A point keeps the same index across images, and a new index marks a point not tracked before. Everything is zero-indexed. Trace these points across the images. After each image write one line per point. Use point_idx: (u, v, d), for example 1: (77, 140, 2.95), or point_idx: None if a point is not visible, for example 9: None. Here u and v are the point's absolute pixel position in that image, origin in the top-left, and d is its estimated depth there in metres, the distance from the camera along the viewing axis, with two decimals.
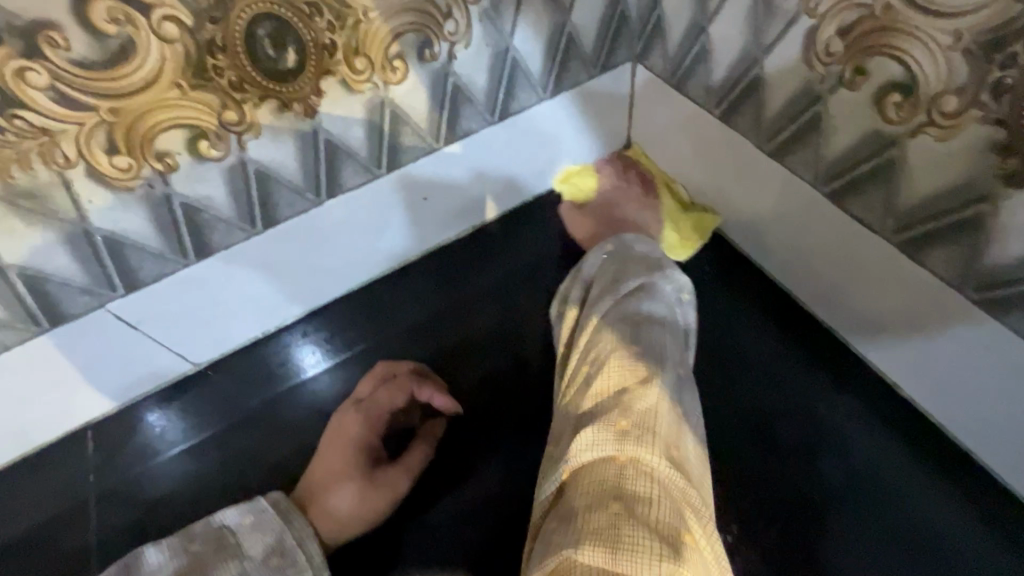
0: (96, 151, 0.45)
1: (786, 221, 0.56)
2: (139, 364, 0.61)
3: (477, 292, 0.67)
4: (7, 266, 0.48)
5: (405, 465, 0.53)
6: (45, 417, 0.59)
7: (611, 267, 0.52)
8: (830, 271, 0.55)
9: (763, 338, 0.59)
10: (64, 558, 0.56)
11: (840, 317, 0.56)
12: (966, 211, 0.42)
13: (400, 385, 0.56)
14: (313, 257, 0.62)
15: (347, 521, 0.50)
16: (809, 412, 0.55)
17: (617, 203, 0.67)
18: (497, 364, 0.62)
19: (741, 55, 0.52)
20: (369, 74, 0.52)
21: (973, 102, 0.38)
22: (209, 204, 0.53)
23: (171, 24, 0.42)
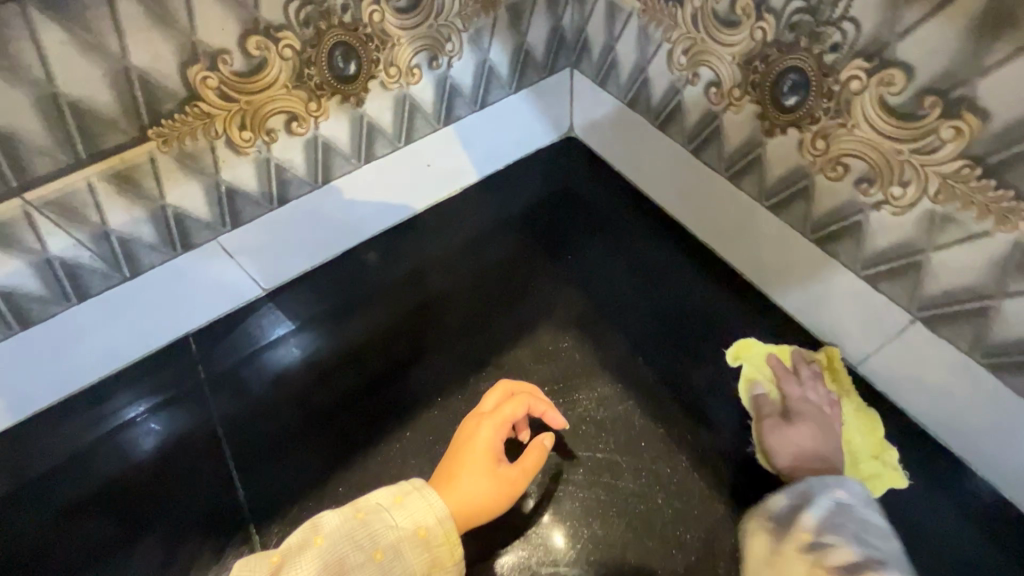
0: (233, 130, 0.71)
1: (677, 178, 0.86)
2: (214, 291, 0.81)
3: (452, 239, 0.90)
4: (167, 206, 0.73)
5: (521, 465, 0.65)
6: (156, 328, 0.79)
7: (844, 522, 0.58)
8: (716, 217, 0.82)
9: (682, 268, 0.84)
10: (178, 434, 0.74)
11: (735, 255, 0.82)
12: (753, 153, 0.73)
13: (519, 399, 0.69)
14: (324, 217, 0.86)
15: (470, 504, 0.63)
16: (687, 292, 0.82)
17: (820, 427, 0.68)
18: (478, 278, 0.86)
19: (636, 64, 0.83)
20: (398, 78, 0.80)
21: (745, 92, 0.69)
22: (292, 165, 0.80)
23: (288, 49, 0.68)
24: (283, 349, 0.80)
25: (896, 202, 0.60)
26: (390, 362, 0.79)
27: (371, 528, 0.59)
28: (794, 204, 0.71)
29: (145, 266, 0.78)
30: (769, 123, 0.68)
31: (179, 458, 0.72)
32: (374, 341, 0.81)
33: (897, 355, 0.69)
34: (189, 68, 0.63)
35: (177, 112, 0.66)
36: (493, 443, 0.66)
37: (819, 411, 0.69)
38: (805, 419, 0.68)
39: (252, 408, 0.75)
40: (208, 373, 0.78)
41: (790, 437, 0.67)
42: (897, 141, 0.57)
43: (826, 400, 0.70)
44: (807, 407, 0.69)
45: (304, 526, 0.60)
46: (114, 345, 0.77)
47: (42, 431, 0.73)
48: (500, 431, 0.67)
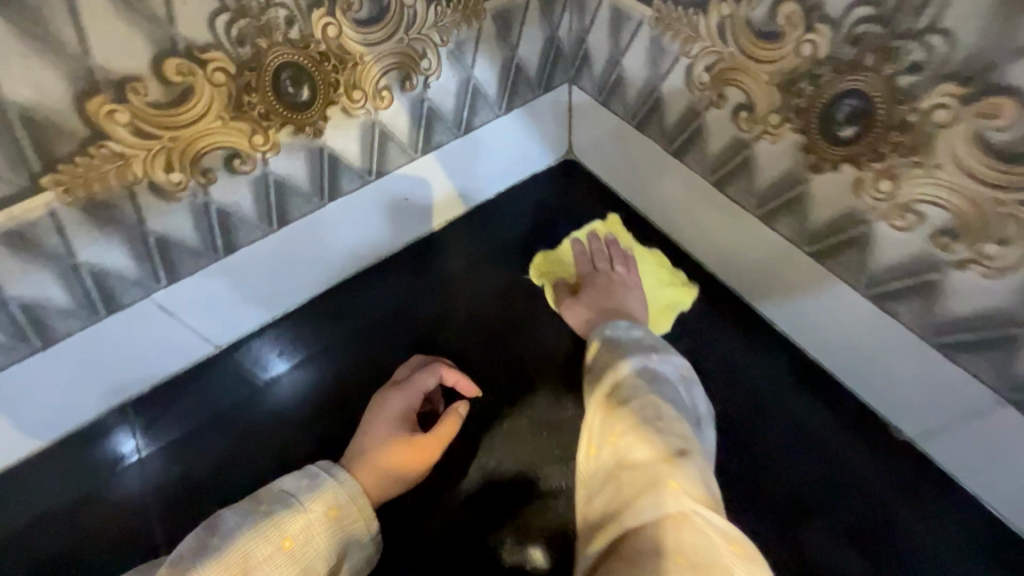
0: (158, 172, 0.58)
1: (694, 213, 0.74)
2: (167, 351, 0.73)
3: (447, 276, 0.83)
4: (80, 263, 0.60)
5: (434, 434, 0.66)
6: (93, 396, 0.71)
7: (609, 349, 0.62)
8: (744, 262, 0.71)
9: (706, 319, 0.74)
10: (122, 509, 0.68)
11: (767, 303, 0.71)
12: (793, 191, 0.60)
13: (430, 370, 0.71)
14: (295, 260, 0.76)
15: (383, 476, 0.64)
16: (723, 352, 0.71)
17: (612, 290, 0.73)
18: (477, 322, 0.79)
19: (646, 81, 0.70)
20: (363, 102, 0.67)
21: (786, 118, 0.56)
22: (238, 208, 0.67)
23: (220, 72, 0.55)
24: (253, 413, 0.74)
25: (988, 262, 0.48)
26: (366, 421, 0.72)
27: (275, 517, 0.57)
28: (846, 254, 0.59)
29: (60, 334, 0.64)
30: (817, 157, 0.55)
31: (119, 539, 0.66)
32: (356, 405, 0.74)
33: (972, 435, 0.58)
34: (89, 101, 0.50)
35: (77, 154, 0.52)
36: (402, 412, 0.68)
37: (601, 270, 0.76)
38: (595, 288, 0.74)
39: (215, 474, 0.70)
40: (169, 441, 0.72)
41: (579, 303, 0.73)
42: (997, 188, 0.44)
43: (613, 258, 0.77)
44: (595, 279, 0.75)
45: (204, 524, 0.58)
46: (46, 418, 0.69)
47: None
48: (412, 402, 0.69)
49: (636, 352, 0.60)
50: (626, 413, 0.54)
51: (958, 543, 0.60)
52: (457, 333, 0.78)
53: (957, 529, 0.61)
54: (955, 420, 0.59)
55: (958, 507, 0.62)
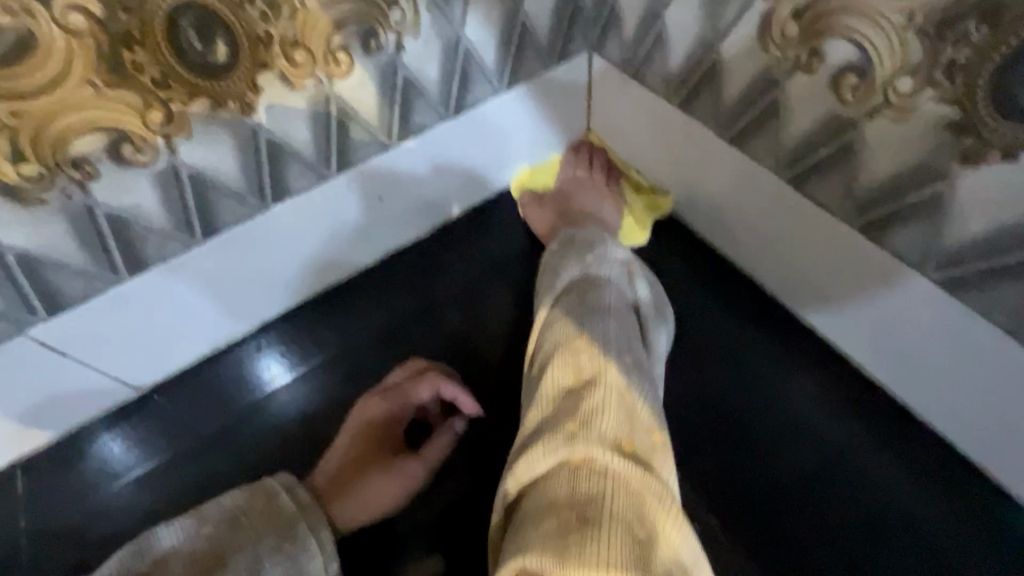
0: (1, 160, 0.40)
1: (761, 221, 0.55)
2: (76, 395, 0.57)
3: (439, 294, 0.65)
4: None
5: (425, 459, 0.53)
6: None
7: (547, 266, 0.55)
8: (836, 291, 0.52)
9: (774, 363, 0.55)
10: None
11: (861, 346, 0.52)
12: (923, 192, 0.41)
13: (426, 380, 0.55)
14: (238, 279, 0.58)
15: (355, 515, 0.50)
16: (800, 408, 0.53)
17: (578, 191, 0.65)
18: (475, 357, 0.60)
19: (698, 41, 0.52)
20: (310, 68, 0.49)
21: (927, 82, 0.37)
22: (140, 213, 0.49)
23: (79, 14, 0.38)
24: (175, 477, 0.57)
25: None
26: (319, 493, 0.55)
27: None
28: (1002, 283, 0.41)
29: None
30: (974, 141, 0.37)
31: None
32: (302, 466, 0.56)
33: None
34: None
35: None
36: None
37: (578, 175, 0.67)
38: (566, 194, 0.64)
39: None
40: (61, 521, 0.55)
41: (543, 205, 0.65)
42: None
43: (594, 165, 0.67)
44: (568, 185, 0.65)
45: None
46: None
47: None
48: None
49: (568, 267, 0.52)
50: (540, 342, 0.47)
51: None
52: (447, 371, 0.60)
53: None
54: None
55: None
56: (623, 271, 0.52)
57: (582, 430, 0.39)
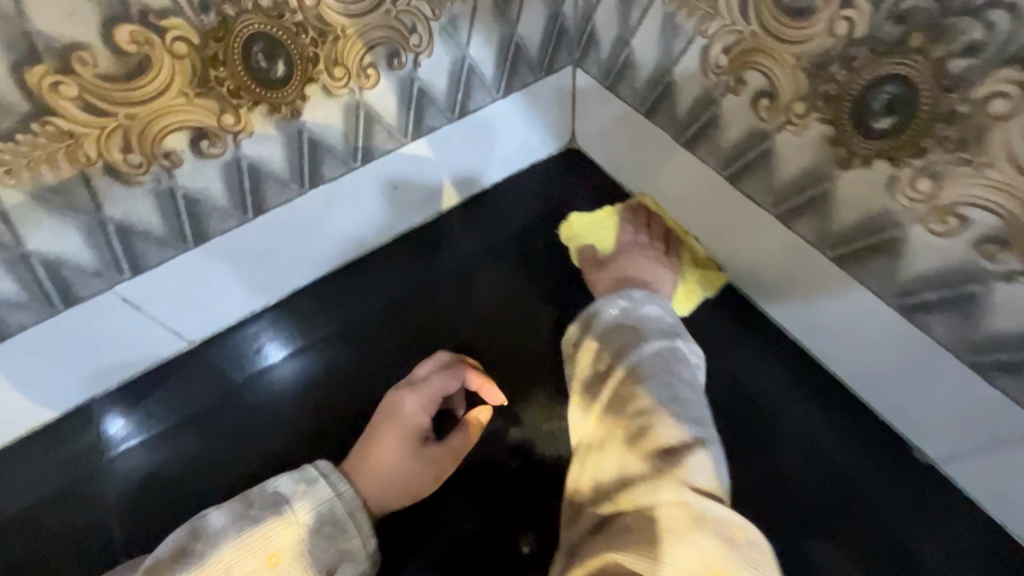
0: (114, 153, 0.52)
1: (705, 210, 0.69)
2: (135, 350, 0.70)
3: (445, 267, 0.78)
4: (30, 253, 0.55)
5: (449, 443, 0.64)
6: (63, 392, 0.68)
7: (622, 326, 0.60)
8: (760, 266, 0.65)
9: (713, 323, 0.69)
10: (93, 509, 0.66)
11: (778, 307, 0.66)
12: (817, 188, 0.54)
13: (451, 372, 0.67)
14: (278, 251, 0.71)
15: (391, 488, 0.62)
16: (729, 360, 0.67)
17: (637, 257, 0.71)
18: (473, 319, 0.74)
19: (658, 64, 0.64)
20: (346, 81, 0.61)
21: (813, 106, 0.50)
22: (208, 194, 0.61)
23: (181, 43, 0.50)
24: (228, 413, 0.71)
25: None
26: (348, 424, 0.69)
27: (263, 530, 0.54)
28: (871, 260, 0.53)
29: (13, 325, 0.59)
30: (846, 151, 0.50)
31: (88, 541, 0.64)
32: (339, 402, 0.71)
33: (997, 466, 0.54)
34: (28, 72, 0.45)
35: (19, 131, 0.47)
36: (417, 417, 0.65)
37: (638, 242, 0.73)
38: (625, 259, 0.71)
39: (185, 476, 0.67)
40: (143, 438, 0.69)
41: (604, 270, 0.72)
42: None
43: (654, 236, 0.74)
44: (628, 250, 0.72)
45: (189, 523, 0.56)
46: (17, 411, 0.66)
47: None
48: (428, 408, 0.66)
49: (653, 338, 0.58)
50: (618, 398, 0.56)
51: None
52: (451, 329, 0.74)
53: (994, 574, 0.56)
54: (977, 449, 0.55)
55: (996, 553, 0.57)
56: (687, 352, 0.59)
57: (681, 478, 0.49)
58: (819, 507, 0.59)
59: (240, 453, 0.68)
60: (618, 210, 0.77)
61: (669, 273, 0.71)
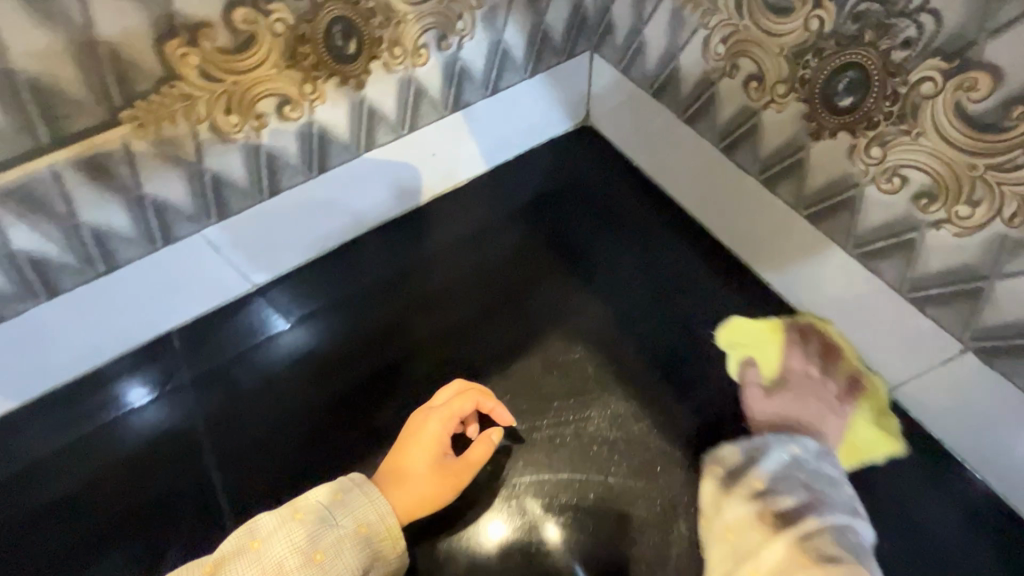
0: (219, 114, 0.64)
1: (701, 179, 0.80)
2: (157, 311, 0.76)
3: (475, 224, 0.89)
4: (144, 195, 0.66)
5: (468, 459, 0.66)
6: (144, 323, 0.76)
7: (794, 473, 0.60)
8: (748, 226, 0.77)
9: (702, 275, 0.81)
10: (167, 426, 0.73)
11: (760, 260, 0.78)
12: (795, 156, 0.66)
13: (468, 396, 0.70)
14: (333, 206, 0.81)
15: (415, 502, 0.64)
16: (718, 307, 0.78)
17: (807, 395, 0.70)
18: (500, 269, 0.85)
19: (666, 50, 0.75)
20: (403, 58, 0.72)
21: (792, 88, 0.62)
22: (284, 153, 0.72)
23: (280, 23, 0.61)
24: (264, 358, 0.78)
25: (961, 222, 0.55)
26: (384, 361, 0.77)
27: (308, 532, 0.58)
28: (836, 216, 0.65)
29: (120, 259, 0.70)
30: (817, 125, 0.61)
31: (164, 454, 0.71)
32: (376, 343, 0.79)
33: (934, 383, 0.66)
34: (166, 44, 0.56)
35: (153, 92, 0.58)
36: (440, 436, 0.67)
37: (810, 376, 0.72)
38: (791, 391, 0.71)
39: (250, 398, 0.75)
40: (212, 366, 0.77)
41: (767, 396, 0.71)
42: (968, 154, 0.51)
43: (831, 375, 0.72)
44: (798, 381, 0.71)
45: (243, 526, 0.60)
46: (106, 339, 0.75)
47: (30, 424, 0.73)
48: (448, 425, 0.68)
49: (835, 508, 0.57)
50: (800, 547, 0.54)
51: (928, 487, 0.66)
52: (483, 278, 0.84)
53: (932, 478, 0.67)
54: (918, 371, 0.67)
55: (934, 460, 0.68)
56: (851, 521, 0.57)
57: None
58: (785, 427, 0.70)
59: (294, 384, 0.76)
60: (782, 324, 0.75)
61: (841, 422, 0.69)
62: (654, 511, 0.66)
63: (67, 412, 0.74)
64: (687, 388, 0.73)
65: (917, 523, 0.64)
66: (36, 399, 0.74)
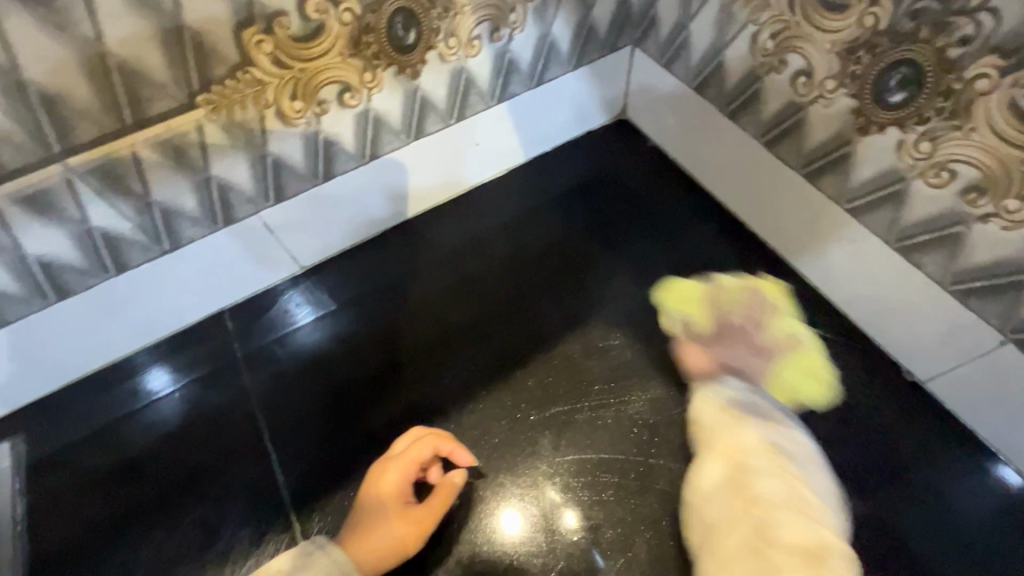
0: (284, 100, 0.67)
1: (741, 172, 0.82)
2: (193, 297, 0.79)
3: (515, 213, 0.91)
4: (211, 176, 0.69)
5: (430, 505, 0.66)
6: (199, 301, 0.80)
7: (749, 400, 0.63)
8: (787, 219, 0.79)
9: (742, 265, 0.82)
10: (225, 401, 0.77)
11: (799, 253, 0.79)
12: (840, 151, 0.67)
13: (424, 441, 0.69)
14: (379, 192, 0.84)
15: (380, 553, 0.63)
16: None
17: (739, 341, 0.67)
18: (540, 256, 0.87)
19: (711, 45, 0.77)
20: (457, 49, 0.75)
21: (841, 84, 0.63)
22: (341, 139, 0.75)
23: (347, 13, 0.64)
24: (317, 336, 0.81)
25: (1008, 216, 0.57)
26: (428, 343, 0.80)
27: None
28: (879, 210, 0.67)
29: (185, 239, 0.73)
30: (865, 119, 0.63)
31: (222, 428, 0.75)
32: (419, 326, 0.82)
33: (969, 374, 0.68)
34: (244, 31, 0.59)
35: (228, 77, 0.62)
36: (398, 485, 0.67)
37: (731, 327, 0.69)
38: (722, 339, 0.69)
39: (301, 374, 0.78)
40: (263, 343, 0.81)
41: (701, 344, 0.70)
42: (1019, 149, 0.53)
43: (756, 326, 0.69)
44: (728, 330, 0.69)
45: None
46: (164, 315, 0.78)
47: (93, 395, 0.77)
48: (406, 474, 0.67)
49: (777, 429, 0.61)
50: (759, 451, 0.58)
51: (962, 476, 0.68)
52: (523, 266, 0.86)
53: (967, 469, 0.68)
54: (955, 363, 0.69)
55: (968, 451, 0.69)
56: (784, 434, 0.61)
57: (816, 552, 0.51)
58: (821, 417, 0.71)
59: (343, 364, 0.79)
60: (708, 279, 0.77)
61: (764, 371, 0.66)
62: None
63: (129, 384, 0.78)
64: None
65: (952, 513, 0.66)
66: (98, 370, 0.78)
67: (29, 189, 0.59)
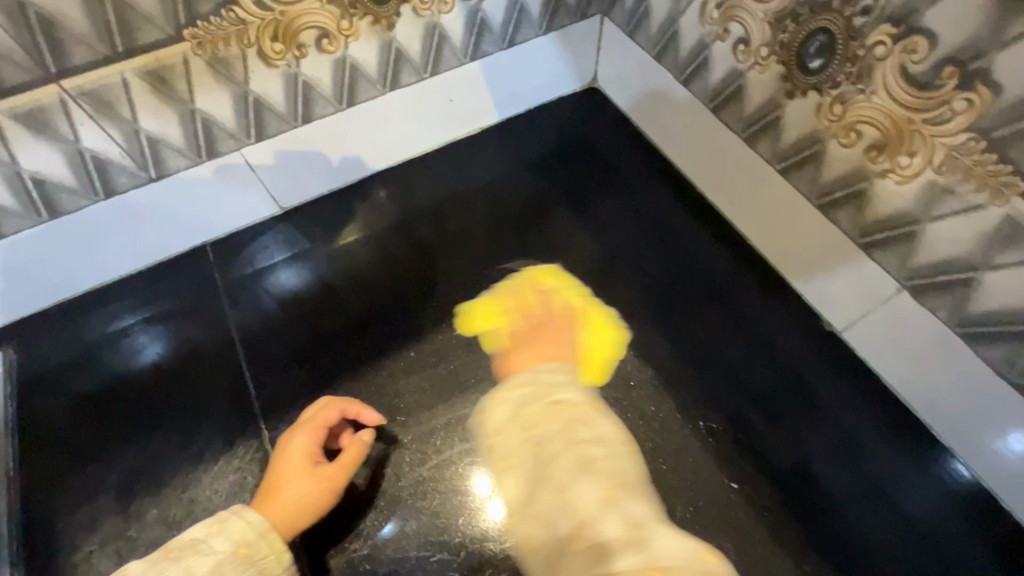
0: (265, 41, 0.72)
1: (692, 138, 0.88)
2: (169, 228, 0.82)
3: (483, 164, 0.95)
4: (197, 110, 0.75)
5: (340, 460, 0.69)
6: (175, 234, 0.83)
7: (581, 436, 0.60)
8: (734, 183, 0.85)
9: (691, 224, 0.88)
10: (198, 333, 0.79)
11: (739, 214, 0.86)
12: (772, 115, 0.75)
13: (330, 406, 0.72)
14: (354, 139, 0.88)
15: (296, 508, 0.66)
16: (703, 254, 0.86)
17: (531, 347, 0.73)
18: (508, 208, 0.91)
19: (668, 15, 0.83)
20: (431, 4, 0.80)
21: (772, 51, 0.70)
22: (320, 83, 0.81)
23: None
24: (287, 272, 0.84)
25: (902, 171, 0.65)
26: (394, 285, 0.84)
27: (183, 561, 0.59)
28: (807, 168, 0.75)
29: (171, 168, 0.79)
30: (792, 84, 0.70)
31: (194, 354, 0.78)
32: (385, 269, 0.85)
33: (875, 323, 0.76)
34: None
35: (213, 15, 0.67)
36: (310, 445, 0.69)
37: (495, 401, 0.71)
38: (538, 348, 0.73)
39: (270, 310, 0.81)
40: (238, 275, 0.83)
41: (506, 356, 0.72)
42: (914, 113, 0.61)
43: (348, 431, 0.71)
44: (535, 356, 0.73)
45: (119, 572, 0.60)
46: (142, 245, 0.82)
47: (71, 319, 0.80)
48: (314, 436, 0.70)
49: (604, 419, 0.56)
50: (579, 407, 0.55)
51: (876, 427, 0.75)
52: (490, 215, 0.90)
53: (891, 429, 0.74)
54: (864, 312, 0.77)
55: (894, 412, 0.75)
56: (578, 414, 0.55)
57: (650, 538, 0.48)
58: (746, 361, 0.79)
59: (313, 298, 0.82)
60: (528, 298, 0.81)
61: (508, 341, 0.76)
62: (624, 416, 0.75)
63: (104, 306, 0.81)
64: (665, 322, 0.82)
65: (867, 465, 0.73)
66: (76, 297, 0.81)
67: (25, 106, 0.65)
